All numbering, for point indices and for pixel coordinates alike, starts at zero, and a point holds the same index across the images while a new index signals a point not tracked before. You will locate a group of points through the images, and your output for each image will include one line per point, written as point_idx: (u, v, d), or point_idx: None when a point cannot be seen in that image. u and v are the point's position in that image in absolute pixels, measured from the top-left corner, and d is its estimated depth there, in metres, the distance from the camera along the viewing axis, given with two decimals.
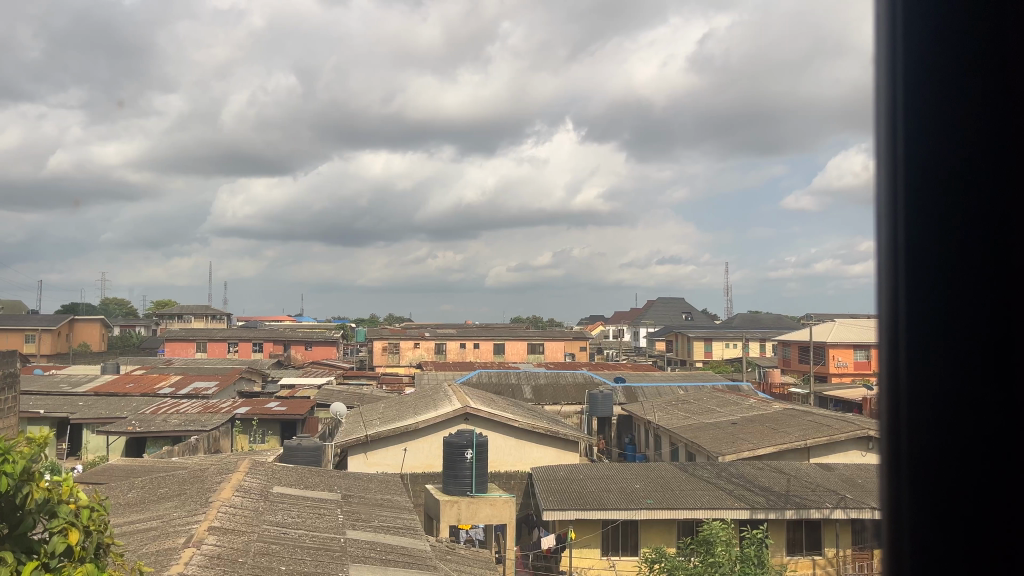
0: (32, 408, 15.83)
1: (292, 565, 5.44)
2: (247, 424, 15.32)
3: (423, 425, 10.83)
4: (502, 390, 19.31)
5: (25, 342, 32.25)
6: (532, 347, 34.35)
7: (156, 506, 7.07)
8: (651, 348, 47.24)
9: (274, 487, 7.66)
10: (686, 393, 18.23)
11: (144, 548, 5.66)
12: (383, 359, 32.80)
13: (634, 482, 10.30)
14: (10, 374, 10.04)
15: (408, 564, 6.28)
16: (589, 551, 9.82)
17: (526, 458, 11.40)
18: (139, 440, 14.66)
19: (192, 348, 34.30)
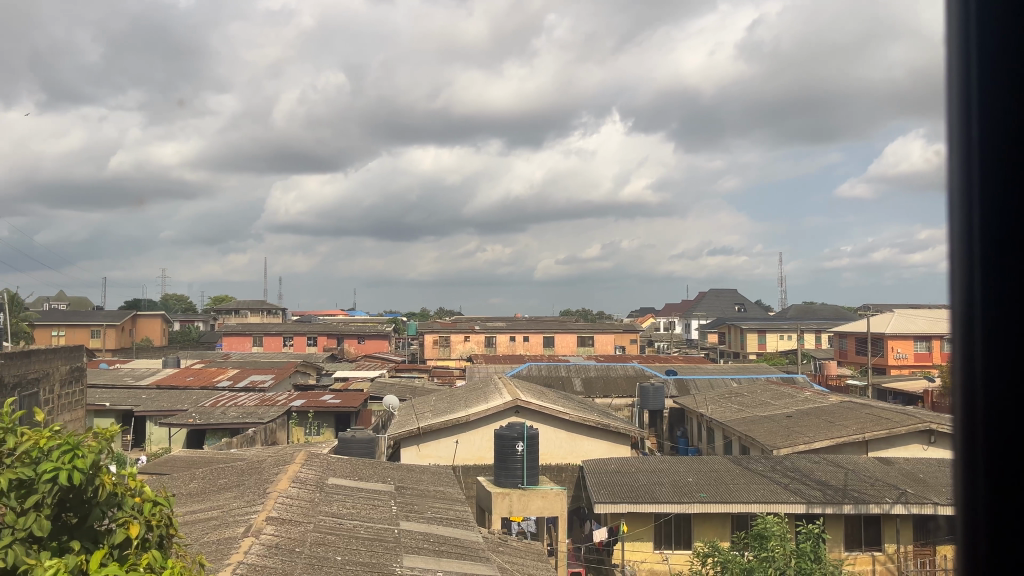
0: (98, 401, 16.36)
1: (348, 555, 5.53)
2: (303, 417, 15.58)
3: (474, 417, 10.89)
4: (553, 383, 19.33)
5: (90, 336, 33.38)
6: (582, 340, 34.24)
7: (217, 496, 7.26)
8: (703, 340, 46.74)
9: (329, 478, 7.80)
10: (740, 386, 17.95)
11: (206, 538, 5.82)
12: (434, 352, 33.14)
13: (687, 476, 10.21)
14: (77, 369, 10.39)
15: (462, 556, 6.34)
16: (641, 544, 9.76)
17: (577, 450, 11.35)
18: (199, 433, 15.05)
19: (248, 342, 35.04)
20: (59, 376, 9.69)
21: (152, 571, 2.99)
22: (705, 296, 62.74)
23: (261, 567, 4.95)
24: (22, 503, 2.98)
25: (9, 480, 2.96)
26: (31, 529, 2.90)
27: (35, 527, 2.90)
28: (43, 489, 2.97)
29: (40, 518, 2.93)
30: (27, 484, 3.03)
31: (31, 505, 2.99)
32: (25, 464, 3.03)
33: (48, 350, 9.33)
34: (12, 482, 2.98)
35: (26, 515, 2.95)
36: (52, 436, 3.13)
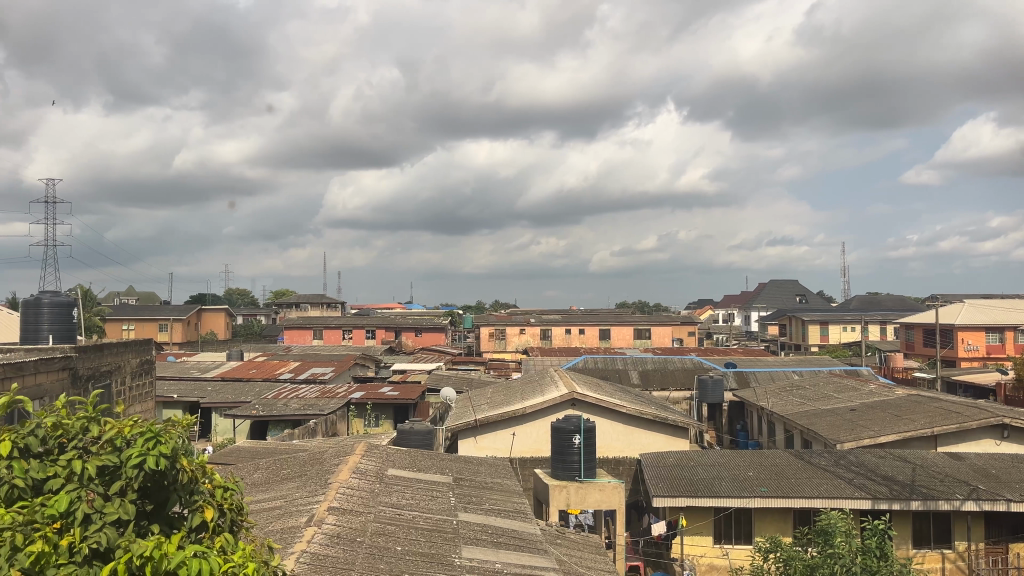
0: (166, 393, 16.87)
1: (408, 546, 5.59)
2: (362, 409, 15.81)
3: (530, 410, 10.90)
4: (609, 375, 19.27)
5: (158, 330, 34.46)
6: (638, 333, 33.95)
7: (280, 486, 7.42)
8: (763, 332, 45.98)
9: (388, 469, 7.91)
10: (801, 379, 17.58)
11: (270, 527, 5.95)
12: (490, 344, 33.33)
13: (748, 470, 10.05)
14: (146, 361, 10.70)
15: (521, 548, 6.36)
16: (701, 538, 9.66)
17: (635, 444, 11.28)
18: (262, 424, 15.42)
19: (308, 335, 35.71)
20: (130, 368, 10.01)
21: (227, 553, 3.07)
22: (764, 287, 61.62)
23: (324, 556, 5.04)
24: (108, 489, 3.08)
25: (95, 466, 3.08)
26: (119, 513, 3.00)
27: (122, 511, 3.00)
28: (127, 475, 3.07)
29: (126, 502, 3.03)
30: (112, 471, 3.14)
31: (116, 492, 3.08)
32: (109, 451, 3.14)
33: (120, 344, 9.64)
34: (98, 469, 3.09)
35: (113, 500, 3.04)
36: (134, 425, 3.23)
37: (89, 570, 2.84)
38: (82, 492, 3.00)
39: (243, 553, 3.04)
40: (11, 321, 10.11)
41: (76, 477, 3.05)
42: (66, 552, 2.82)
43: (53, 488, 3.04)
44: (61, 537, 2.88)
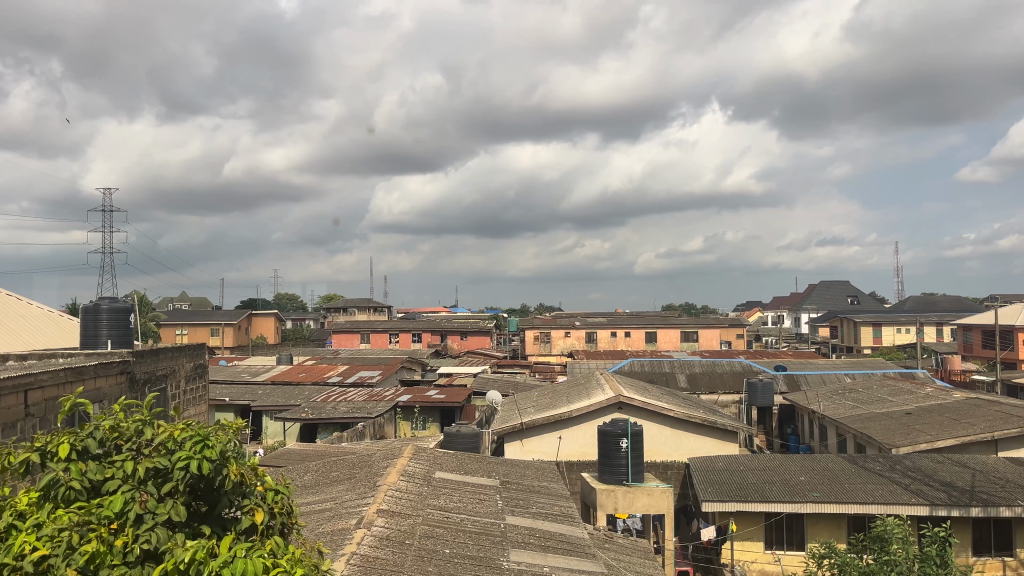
0: (219, 397, 17.21)
1: (456, 549, 5.61)
2: (410, 412, 15.93)
3: (577, 413, 10.86)
4: (656, 378, 19.13)
5: (210, 335, 35.18)
6: (686, 335, 33.59)
7: (330, 488, 7.52)
8: (813, 334, 45.17)
9: (437, 472, 7.95)
10: (854, 382, 17.23)
11: (321, 528, 6.03)
12: (536, 347, 33.36)
13: (799, 475, 9.87)
14: (199, 365, 10.91)
15: (569, 551, 6.33)
16: (751, 544, 9.53)
17: (683, 448, 11.16)
18: (312, 427, 15.62)
19: (356, 339, 36.13)
20: (184, 372, 10.23)
21: (276, 556, 3.11)
22: (814, 289, 60.57)
23: (373, 559, 5.07)
24: (160, 490, 3.15)
25: (147, 469, 3.15)
26: (169, 514, 3.08)
27: (172, 513, 3.06)
28: (177, 477, 3.14)
29: (177, 503, 3.09)
30: (163, 473, 3.20)
31: (167, 493, 3.16)
32: (162, 454, 3.21)
33: (175, 348, 9.85)
34: (150, 471, 3.16)
35: (165, 501, 3.11)
36: (184, 429, 3.30)
37: (142, 570, 2.91)
38: (136, 493, 3.08)
39: (291, 557, 3.07)
40: (72, 326, 10.43)
41: (130, 478, 3.14)
42: (119, 553, 2.88)
43: (109, 490, 3.12)
44: (116, 537, 2.95)
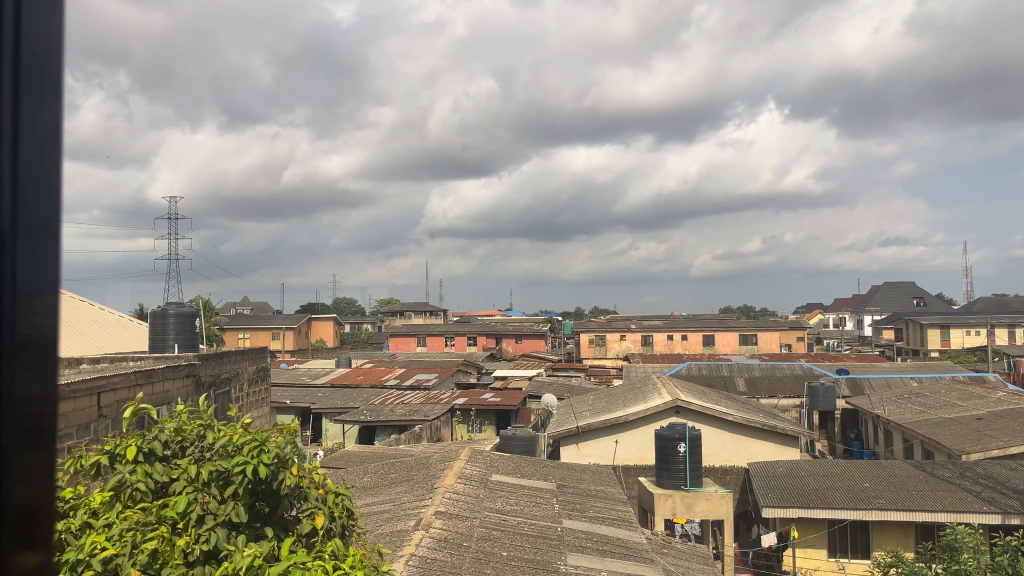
0: (280, 399, 17.57)
1: (513, 551, 5.62)
2: (465, 414, 16.03)
3: (634, 417, 10.79)
4: (713, 382, 18.88)
5: (272, 339, 35.94)
6: (744, 338, 33.02)
7: (389, 490, 7.62)
8: (878, 337, 43.98)
9: (493, 475, 7.98)
10: (921, 386, 16.71)
11: (380, 529, 6.11)
12: (591, 351, 33.26)
13: (864, 481, 9.62)
14: (261, 369, 11.15)
15: (627, 557, 6.28)
16: (814, 551, 9.30)
17: (742, 453, 10.98)
18: (370, 429, 15.83)
19: (412, 343, 36.48)
20: (247, 375, 10.49)
21: (336, 559, 3.13)
22: (877, 291, 59.01)
23: (432, 560, 5.13)
24: (221, 492, 3.23)
25: (209, 472, 3.23)
26: (229, 515, 3.15)
27: (232, 514, 3.14)
28: (237, 480, 3.21)
29: (237, 504, 3.17)
30: (224, 476, 3.29)
31: (229, 495, 3.23)
32: (222, 457, 3.31)
33: (238, 351, 10.10)
34: (212, 474, 3.25)
35: (226, 503, 3.18)
36: (243, 432, 3.40)
37: (205, 569, 2.97)
38: (198, 495, 3.18)
39: (351, 560, 3.09)
40: (142, 330, 10.84)
41: (193, 480, 3.23)
42: (183, 553, 2.95)
43: (174, 491, 3.22)
44: (179, 537, 3.03)
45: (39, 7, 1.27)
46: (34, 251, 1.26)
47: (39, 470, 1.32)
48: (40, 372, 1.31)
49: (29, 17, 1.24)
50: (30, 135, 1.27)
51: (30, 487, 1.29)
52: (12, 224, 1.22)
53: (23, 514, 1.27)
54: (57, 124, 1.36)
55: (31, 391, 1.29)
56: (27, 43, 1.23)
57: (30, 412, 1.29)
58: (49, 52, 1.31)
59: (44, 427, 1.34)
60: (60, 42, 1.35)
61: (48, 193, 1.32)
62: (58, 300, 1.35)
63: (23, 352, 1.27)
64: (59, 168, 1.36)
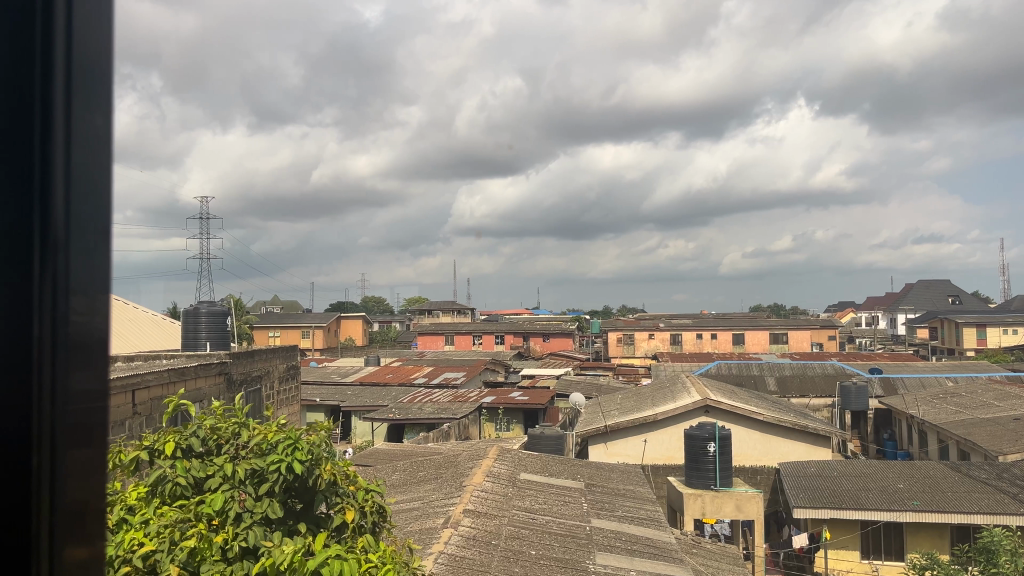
0: (310, 397, 17.72)
1: (541, 550, 5.62)
2: (494, 413, 16.05)
3: (662, 416, 10.72)
4: (743, 381, 18.72)
5: (302, 337, 36.21)
6: (775, 338, 32.64)
7: (417, 488, 7.65)
8: (912, 336, 43.29)
9: (521, 473, 7.98)
10: (957, 386, 16.41)
11: (409, 527, 6.14)
12: (619, 349, 33.14)
13: (897, 482, 9.48)
14: (292, 367, 11.26)
15: (656, 556, 6.24)
16: (846, 553, 9.21)
17: (772, 453, 10.87)
18: (398, 428, 15.91)
19: (440, 341, 36.62)
20: (278, 373, 10.60)
21: (367, 554, 3.15)
22: (911, 289, 58.08)
23: (461, 557, 5.14)
24: (257, 489, 3.27)
25: (245, 470, 3.28)
26: (266, 512, 3.18)
27: (268, 511, 3.18)
28: (273, 477, 3.25)
29: (272, 502, 3.20)
30: (260, 473, 3.33)
31: (264, 492, 3.27)
32: (258, 455, 3.36)
33: (269, 349, 10.20)
34: (248, 472, 3.29)
35: (262, 501, 3.22)
36: (278, 430, 3.45)
37: (243, 565, 3.00)
38: (235, 492, 3.21)
39: (382, 555, 3.11)
40: (174, 328, 10.97)
41: (230, 478, 3.27)
42: (221, 550, 2.98)
43: (211, 487, 3.26)
44: (217, 534, 3.07)
45: (88, 10, 1.32)
46: (87, 253, 1.31)
47: (90, 467, 1.37)
48: (91, 370, 1.36)
49: (79, 25, 1.30)
50: (83, 137, 1.33)
51: (82, 484, 1.34)
52: (65, 225, 1.28)
53: (77, 510, 1.31)
54: (106, 128, 1.41)
55: (81, 387, 1.33)
56: (76, 50, 1.29)
57: (83, 407, 1.34)
58: (100, 59, 1.37)
59: (95, 423, 1.39)
60: (107, 49, 1.40)
61: (99, 194, 1.38)
62: (108, 302, 1.40)
63: (76, 350, 1.32)
64: (106, 169, 1.42)
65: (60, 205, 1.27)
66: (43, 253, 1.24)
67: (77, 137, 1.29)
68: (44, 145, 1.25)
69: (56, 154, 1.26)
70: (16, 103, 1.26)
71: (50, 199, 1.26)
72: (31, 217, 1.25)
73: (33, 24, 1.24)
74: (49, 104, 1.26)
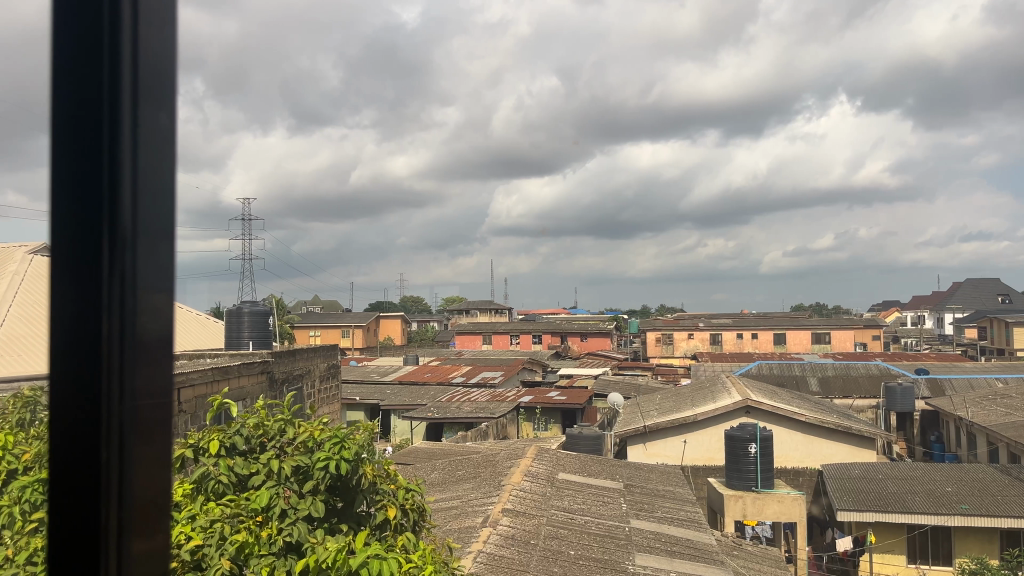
0: (350, 396, 17.90)
1: (581, 550, 5.60)
2: (532, 412, 16.05)
3: (702, 416, 10.62)
4: (785, 381, 18.47)
5: (342, 336, 36.65)
6: (817, 338, 32.15)
7: (455, 487, 7.68)
8: (960, 336, 42.30)
9: (559, 473, 7.96)
10: (1008, 387, 15.98)
11: (448, 525, 6.17)
12: (658, 349, 32.92)
13: (945, 485, 9.28)
14: (332, 366, 11.39)
15: (697, 558, 6.19)
16: (892, 557, 9.02)
17: (815, 454, 10.70)
18: (437, 426, 15.99)
19: (478, 341, 36.75)
20: (319, 372, 10.72)
21: (407, 552, 3.17)
22: (959, 288, 56.73)
23: (500, 557, 5.16)
24: (301, 487, 3.32)
25: (290, 466, 3.33)
26: (310, 510, 3.23)
27: (312, 508, 3.22)
28: (317, 476, 3.30)
29: (317, 500, 3.25)
30: (304, 471, 3.39)
31: (308, 490, 3.32)
32: (302, 453, 3.41)
33: (310, 349, 10.33)
34: (292, 469, 3.34)
35: (306, 498, 3.27)
36: (322, 430, 3.51)
37: (286, 561, 3.03)
38: (280, 489, 3.26)
39: (422, 553, 3.12)
40: (218, 328, 11.16)
41: (275, 475, 3.32)
42: (266, 544, 3.03)
43: (255, 484, 3.31)
44: (261, 530, 3.10)
45: (159, 19, 1.41)
46: (153, 254, 1.39)
47: (154, 464, 1.42)
48: (158, 368, 1.42)
49: (144, 38, 1.38)
50: (149, 144, 1.40)
51: (147, 480, 1.39)
52: (133, 224, 1.36)
53: (141, 505, 1.37)
54: (174, 133, 1.49)
55: (148, 385, 1.38)
56: (143, 62, 1.38)
57: (149, 403, 1.39)
58: (169, 71, 1.46)
59: (159, 422, 1.44)
60: (176, 63, 1.49)
61: (165, 198, 1.45)
62: (172, 304, 1.45)
63: (141, 350, 1.37)
64: (175, 176, 1.49)
65: (128, 205, 1.35)
66: (112, 250, 1.33)
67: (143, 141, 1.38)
68: (113, 148, 1.34)
69: (123, 162, 1.35)
70: (89, 111, 1.36)
71: (117, 201, 1.34)
72: (101, 215, 1.34)
73: (103, 37, 1.34)
74: (116, 107, 1.34)
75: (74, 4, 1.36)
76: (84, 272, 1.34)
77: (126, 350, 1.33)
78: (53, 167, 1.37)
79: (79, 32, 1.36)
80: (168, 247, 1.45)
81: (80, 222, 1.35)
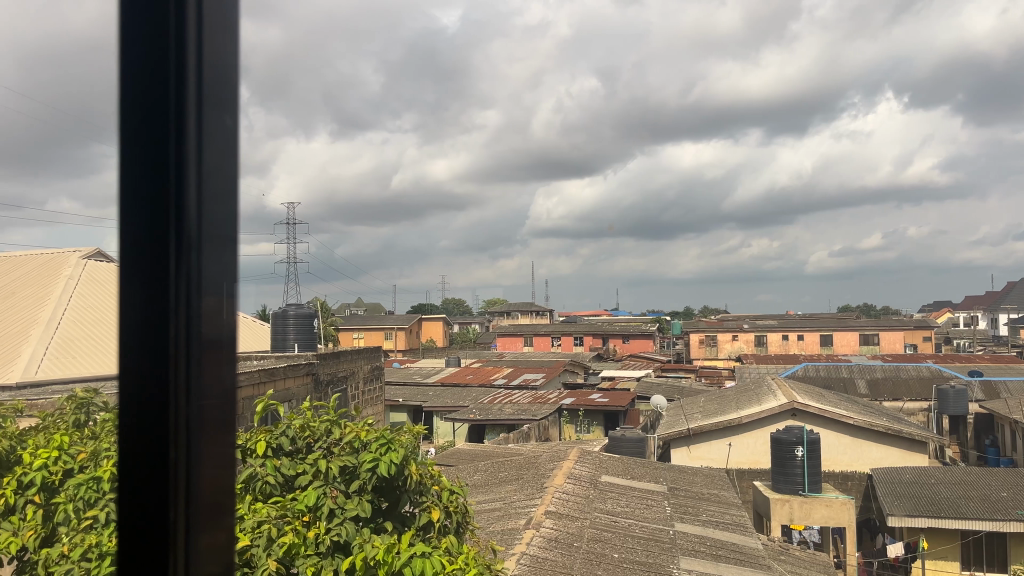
0: (394, 398, 18.05)
1: (625, 553, 5.57)
2: (574, 414, 16.01)
3: (747, 419, 10.49)
4: (832, 383, 18.15)
5: (385, 338, 36.97)
6: (866, 338, 31.50)
7: (499, 488, 7.69)
8: (1016, 338, 41.06)
9: (602, 475, 7.92)
10: None
11: (492, 527, 6.18)
12: (701, 351, 32.59)
13: (1000, 491, 9.00)
14: (375, 368, 11.49)
15: (742, 562, 6.10)
16: (946, 564, 8.80)
17: (863, 458, 10.49)
18: (479, 428, 16.03)
19: (520, 343, 36.77)
20: (362, 374, 10.82)
21: (452, 553, 3.18)
22: (1015, 288, 55.16)
23: (543, 559, 5.15)
24: (348, 487, 3.35)
25: (337, 467, 3.36)
26: (357, 509, 3.25)
27: (359, 509, 3.25)
28: (364, 476, 3.32)
29: (363, 500, 3.27)
30: (351, 471, 3.41)
31: (355, 490, 3.34)
32: (348, 453, 3.44)
33: (353, 350, 10.42)
34: (339, 470, 3.37)
35: (353, 498, 3.29)
36: (368, 431, 3.54)
37: (333, 561, 3.07)
38: (326, 489, 3.29)
39: (467, 555, 3.13)
40: (263, 330, 11.32)
41: (322, 475, 3.35)
42: (312, 544, 3.07)
43: (302, 484, 3.35)
44: (309, 530, 3.14)
45: (222, 23, 1.44)
46: (218, 254, 1.42)
47: (219, 460, 1.45)
48: (222, 369, 1.44)
49: (209, 42, 1.42)
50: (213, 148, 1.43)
51: (214, 476, 1.43)
52: (198, 224, 1.40)
53: (211, 502, 1.40)
54: (237, 136, 1.52)
55: (213, 385, 1.41)
56: (208, 65, 1.42)
57: (213, 403, 1.42)
58: (232, 77, 1.49)
59: (223, 420, 1.47)
60: (237, 70, 1.52)
61: (227, 201, 1.48)
62: (235, 305, 1.48)
63: (207, 352, 1.40)
64: (236, 181, 1.52)
65: (193, 205, 1.39)
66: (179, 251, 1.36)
67: (209, 144, 1.41)
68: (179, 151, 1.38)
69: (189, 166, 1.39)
70: (158, 115, 1.41)
71: (183, 205, 1.38)
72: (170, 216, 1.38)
73: (170, 44, 1.38)
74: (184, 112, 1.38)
75: (143, 14, 1.40)
76: (152, 274, 1.38)
77: (193, 346, 1.36)
78: (122, 170, 1.41)
79: (147, 43, 1.40)
80: (228, 248, 1.48)
81: (147, 226, 1.39)
